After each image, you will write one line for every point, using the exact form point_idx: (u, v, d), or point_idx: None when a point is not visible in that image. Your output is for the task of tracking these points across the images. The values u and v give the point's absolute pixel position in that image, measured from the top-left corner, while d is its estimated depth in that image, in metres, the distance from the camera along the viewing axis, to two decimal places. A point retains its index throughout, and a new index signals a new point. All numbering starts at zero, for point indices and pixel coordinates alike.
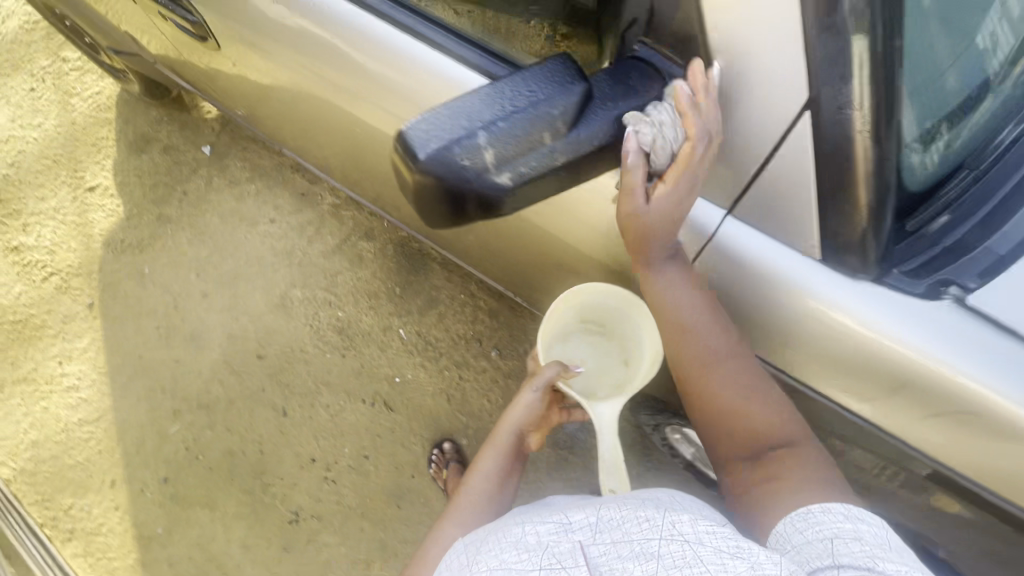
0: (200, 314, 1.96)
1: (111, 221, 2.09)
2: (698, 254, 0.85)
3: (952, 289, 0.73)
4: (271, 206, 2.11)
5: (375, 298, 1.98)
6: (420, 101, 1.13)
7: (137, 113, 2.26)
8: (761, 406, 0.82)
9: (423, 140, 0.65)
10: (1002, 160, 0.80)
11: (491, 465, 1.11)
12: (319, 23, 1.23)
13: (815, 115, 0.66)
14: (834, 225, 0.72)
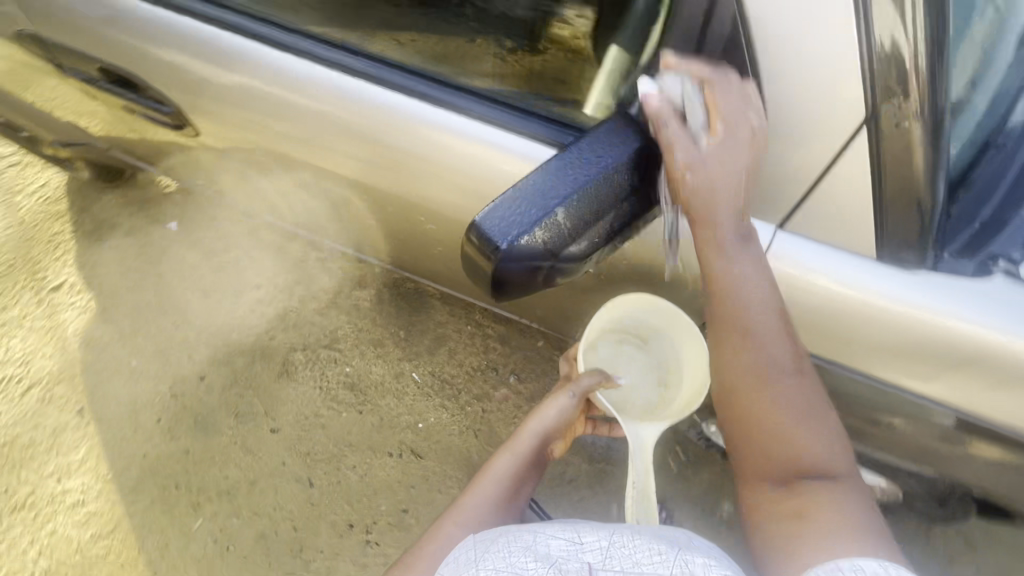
0: (201, 398, 1.87)
1: (85, 318, 1.97)
2: None
3: (1000, 263, 0.78)
4: (253, 272, 2.03)
5: (381, 346, 1.93)
6: (417, 152, 1.11)
7: (90, 200, 2.14)
8: (810, 433, 0.78)
9: (504, 227, 0.66)
10: (1017, 126, 0.85)
11: (507, 465, 1.07)
12: (291, 92, 1.15)
13: (873, 130, 0.70)
14: (893, 227, 0.76)
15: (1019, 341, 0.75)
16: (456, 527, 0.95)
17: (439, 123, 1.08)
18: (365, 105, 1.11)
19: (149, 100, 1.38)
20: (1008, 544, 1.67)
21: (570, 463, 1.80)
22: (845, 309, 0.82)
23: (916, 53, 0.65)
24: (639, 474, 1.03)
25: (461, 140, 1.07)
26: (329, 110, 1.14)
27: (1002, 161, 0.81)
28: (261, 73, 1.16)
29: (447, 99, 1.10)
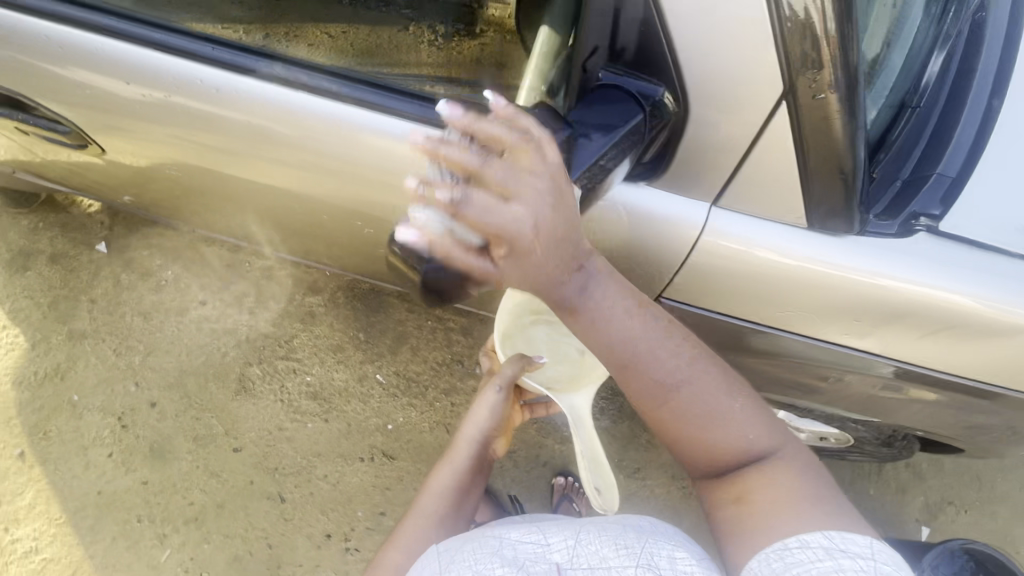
0: (154, 425, 1.78)
1: (15, 355, 1.83)
2: (688, 254, 0.85)
3: (922, 221, 0.81)
4: (196, 288, 1.93)
5: (340, 351, 1.88)
6: (345, 155, 1.05)
7: (4, 227, 1.97)
8: (725, 426, 0.78)
9: (422, 232, 0.62)
10: (930, 87, 0.89)
11: (447, 479, 1.12)
12: (208, 100, 1.07)
13: (792, 103, 0.69)
14: (819, 196, 0.77)
15: (938, 291, 0.80)
16: (400, 550, 1.00)
17: (369, 126, 1.02)
18: (286, 111, 1.04)
19: (39, 120, 1.29)
20: (951, 470, 1.80)
21: (543, 446, 1.82)
22: (784, 279, 0.83)
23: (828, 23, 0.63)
24: (585, 446, 1.13)
25: (395, 144, 1.01)
26: (250, 118, 1.06)
27: (915, 123, 0.86)
28: (171, 82, 1.06)
29: (375, 101, 1.02)
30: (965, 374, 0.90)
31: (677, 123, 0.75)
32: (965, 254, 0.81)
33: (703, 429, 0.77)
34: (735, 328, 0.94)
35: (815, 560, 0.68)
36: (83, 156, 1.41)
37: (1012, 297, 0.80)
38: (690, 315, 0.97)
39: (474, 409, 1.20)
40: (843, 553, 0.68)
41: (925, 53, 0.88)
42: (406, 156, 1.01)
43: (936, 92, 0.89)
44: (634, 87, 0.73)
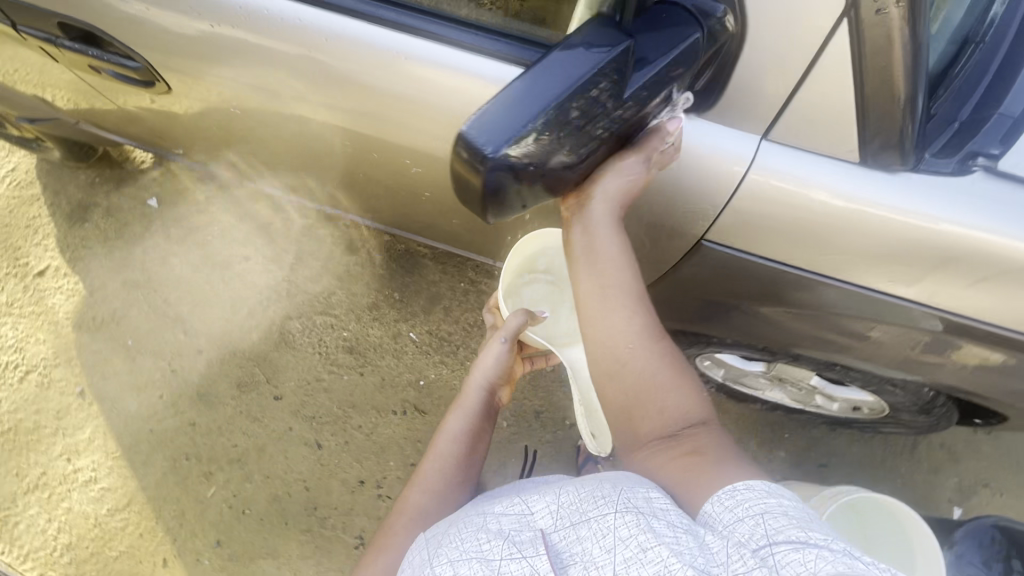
0: (201, 371, 1.88)
1: (75, 301, 1.95)
2: (742, 179, 0.84)
3: (980, 160, 0.81)
4: (241, 244, 2.01)
5: (375, 309, 1.94)
6: (397, 90, 1.09)
7: (64, 181, 2.08)
8: (673, 390, 0.79)
9: (485, 137, 0.66)
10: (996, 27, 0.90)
11: (460, 423, 1.13)
12: (269, 36, 1.11)
13: (854, 20, 0.69)
14: (875, 127, 0.77)
15: (995, 233, 0.78)
16: (423, 492, 1.03)
17: (423, 59, 1.05)
18: (347, 44, 1.08)
19: (114, 56, 1.29)
20: (987, 452, 1.76)
21: (570, 408, 1.85)
22: (834, 216, 0.82)
23: None
24: (582, 399, 1.29)
25: (449, 73, 1.04)
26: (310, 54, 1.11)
27: (980, 59, 0.88)
28: (241, 17, 1.11)
29: (433, 31, 1.05)
30: (1017, 330, 0.88)
31: (737, 42, 0.75)
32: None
33: (654, 380, 0.79)
34: (775, 277, 0.93)
35: (765, 497, 0.65)
36: (141, 105, 1.47)
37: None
38: (728, 261, 0.96)
39: (482, 357, 1.20)
40: (781, 492, 0.67)
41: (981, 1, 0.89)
42: (458, 85, 1.04)
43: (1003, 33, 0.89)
44: (693, 5, 0.74)
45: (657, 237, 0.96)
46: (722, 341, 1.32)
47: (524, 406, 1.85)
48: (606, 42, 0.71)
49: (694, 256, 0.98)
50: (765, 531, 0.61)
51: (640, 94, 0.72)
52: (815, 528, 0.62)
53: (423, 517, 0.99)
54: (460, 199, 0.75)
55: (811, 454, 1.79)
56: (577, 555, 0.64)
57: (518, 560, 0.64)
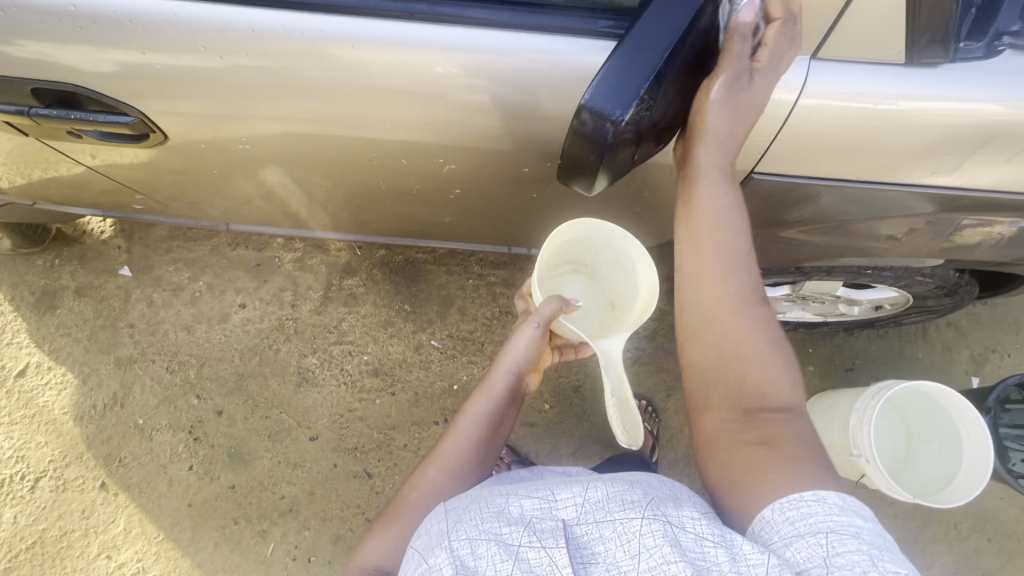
0: (227, 432, 1.79)
1: (68, 393, 1.82)
2: (795, 104, 0.83)
3: (1006, 40, 0.83)
4: (232, 292, 1.91)
5: (391, 325, 1.89)
6: (396, 88, 1.04)
7: (20, 270, 1.91)
8: (766, 368, 0.81)
9: (609, 105, 0.76)
10: None
11: (483, 406, 1.11)
12: (239, 53, 1.02)
13: None
14: (924, 21, 0.78)
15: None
16: (438, 470, 1.03)
17: (428, 45, 1.01)
18: (334, 44, 1.02)
19: (104, 116, 1.13)
20: (988, 319, 1.90)
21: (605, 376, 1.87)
22: (878, 120, 0.84)
23: None
24: (615, 384, 1.06)
25: (459, 56, 1.02)
26: (289, 68, 1.03)
27: None
28: (208, 45, 1.02)
29: (427, 11, 1.00)
30: None
31: None
32: None
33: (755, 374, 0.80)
34: (816, 198, 0.96)
35: (832, 513, 0.67)
36: (102, 168, 1.36)
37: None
38: (771, 191, 0.96)
39: (511, 342, 1.15)
40: (856, 512, 0.68)
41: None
42: (473, 66, 1.02)
43: None
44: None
45: None
46: (752, 274, 1.35)
47: (562, 384, 1.85)
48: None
49: (741, 193, 0.97)
50: (827, 551, 0.64)
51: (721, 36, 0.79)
52: (885, 558, 0.63)
53: (437, 494, 1.00)
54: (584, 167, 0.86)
55: (837, 360, 1.88)
56: (600, 553, 0.68)
57: (538, 549, 0.67)
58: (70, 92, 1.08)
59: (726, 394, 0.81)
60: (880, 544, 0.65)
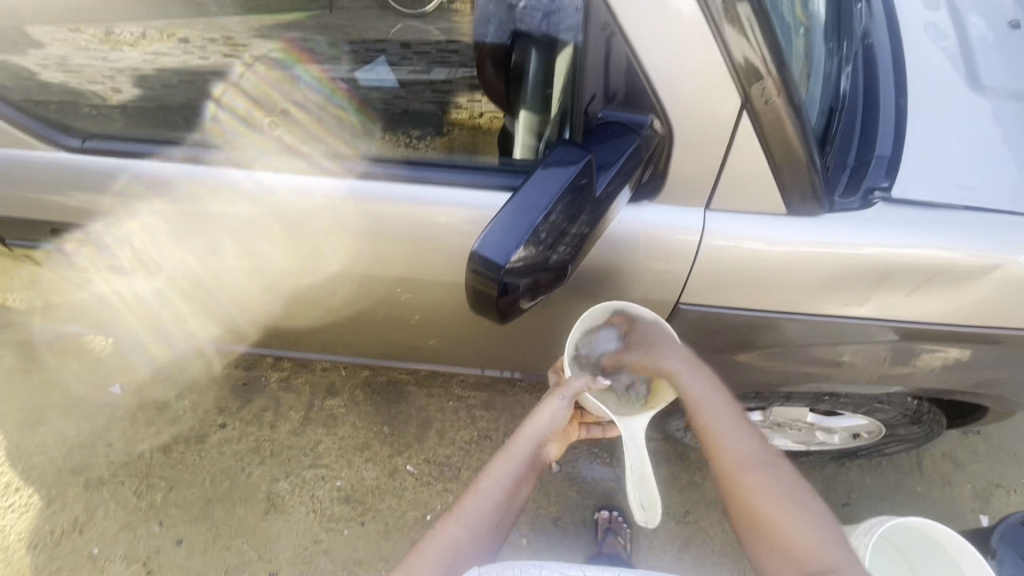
0: (182, 564, 1.69)
1: (28, 517, 1.76)
2: (699, 241, 0.93)
3: (877, 194, 0.92)
4: (214, 411, 1.94)
5: (367, 448, 1.87)
6: (362, 235, 1.15)
7: (14, 386, 1.98)
8: (794, 514, 0.75)
9: (492, 256, 0.69)
10: (876, 84, 1.01)
11: (506, 470, 0.96)
12: (226, 201, 1.16)
13: (750, 111, 0.82)
14: (790, 183, 0.89)
15: (917, 248, 0.89)
16: (462, 528, 0.87)
17: (393, 198, 1.12)
18: (306, 197, 1.13)
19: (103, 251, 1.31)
20: (984, 452, 1.83)
21: (587, 507, 1.77)
22: (783, 259, 0.92)
23: (758, 49, 0.79)
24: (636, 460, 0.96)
25: (415, 207, 1.11)
26: (264, 214, 1.16)
27: (846, 121, 0.99)
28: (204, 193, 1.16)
29: (386, 172, 1.13)
30: (968, 326, 0.98)
31: (666, 142, 0.86)
32: (923, 212, 0.90)
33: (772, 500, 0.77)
34: (748, 330, 1.03)
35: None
36: (104, 294, 1.47)
37: (989, 242, 0.89)
38: (701, 321, 1.04)
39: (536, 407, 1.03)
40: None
41: (835, 70, 1.02)
42: (415, 218, 1.12)
43: (876, 83, 1.02)
44: (626, 119, 0.84)
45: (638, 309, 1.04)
46: None
47: (541, 517, 1.75)
48: (574, 156, 0.77)
49: (674, 322, 1.05)
50: None
51: (607, 196, 0.78)
52: None
53: (456, 554, 0.84)
54: (474, 306, 0.76)
55: (830, 495, 1.78)
56: None
57: None
58: (81, 230, 1.25)
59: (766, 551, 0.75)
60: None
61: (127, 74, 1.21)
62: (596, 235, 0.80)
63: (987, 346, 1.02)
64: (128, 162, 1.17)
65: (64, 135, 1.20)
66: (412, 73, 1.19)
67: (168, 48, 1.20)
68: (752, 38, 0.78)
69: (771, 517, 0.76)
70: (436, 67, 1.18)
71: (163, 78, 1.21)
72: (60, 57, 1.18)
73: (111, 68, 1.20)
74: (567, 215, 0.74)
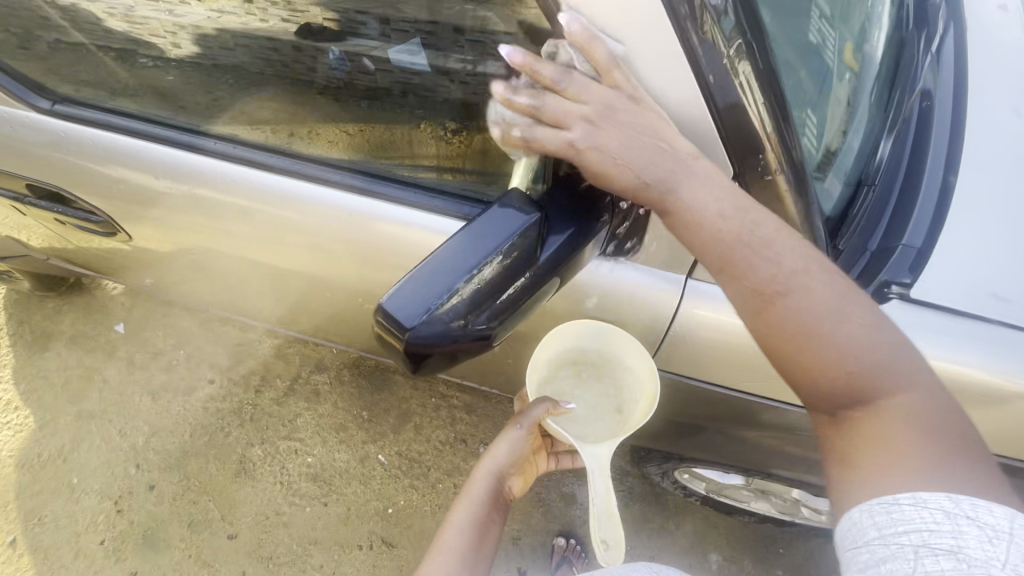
0: (150, 510, 1.74)
1: (20, 437, 1.85)
2: (677, 309, 0.90)
3: (893, 290, 0.79)
4: (206, 366, 1.97)
5: (343, 430, 1.87)
6: (349, 241, 1.13)
7: (32, 310, 2.08)
8: (843, 336, 0.62)
9: (404, 313, 0.62)
10: (923, 156, 0.88)
11: (467, 516, 0.86)
12: (216, 186, 1.16)
13: (743, 186, 0.73)
14: None
15: (930, 359, 0.77)
16: None
17: (379, 213, 1.10)
18: (286, 194, 1.13)
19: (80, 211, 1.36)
20: None
21: (551, 531, 1.72)
22: None
23: (758, 106, 0.70)
24: (597, 491, 0.81)
25: (400, 227, 1.09)
26: (254, 203, 1.15)
27: (875, 201, 0.87)
28: (193, 177, 1.17)
29: (371, 189, 1.11)
30: (978, 445, 0.87)
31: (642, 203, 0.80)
32: (944, 319, 0.78)
33: (816, 336, 0.62)
34: (727, 398, 1.00)
35: (931, 521, 0.52)
36: (106, 245, 1.49)
37: (1016, 364, 0.77)
38: (680, 381, 1.03)
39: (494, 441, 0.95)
40: (969, 519, 0.52)
41: (874, 136, 0.91)
42: (399, 235, 1.09)
43: (923, 156, 0.88)
44: None
45: None
46: (693, 458, 1.30)
47: (501, 533, 1.71)
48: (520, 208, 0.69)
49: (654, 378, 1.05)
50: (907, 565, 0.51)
51: (550, 260, 0.70)
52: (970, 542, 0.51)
53: None
54: (381, 347, 0.68)
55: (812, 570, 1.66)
56: None
57: None
58: (83, 182, 1.26)
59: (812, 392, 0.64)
60: (993, 562, 0.49)
61: (188, 30, 1.10)
62: (532, 296, 0.73)
63: (1002, 468, 0.90)
64: (113, 135, 1.18)
65: (33, 94, 1.21)
66: (459, 61, 0.98)
67: (231, 5, 1.06)
68: (749, 95, 0.70)
69: (848, 378, 0.62)
70: (485, 59, 0.95)
71: (223, 39, 1.09)
72: (127, 6, 1.10)
73: (175, 23, 1.10)
74: (498, 277, 0.66)
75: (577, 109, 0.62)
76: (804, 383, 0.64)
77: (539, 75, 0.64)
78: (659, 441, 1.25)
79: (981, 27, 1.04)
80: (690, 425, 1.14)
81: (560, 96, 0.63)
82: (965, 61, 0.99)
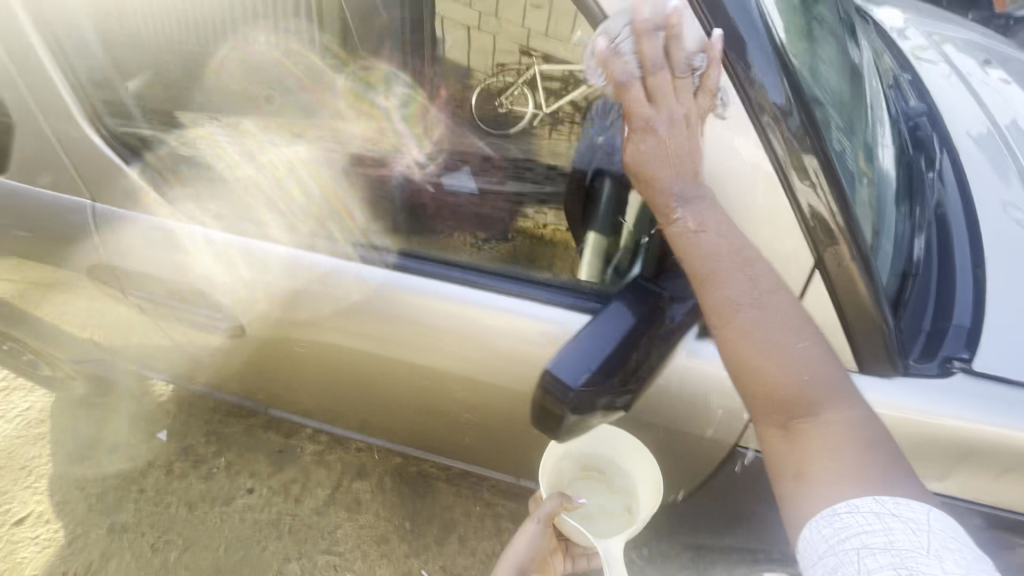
0: None
1: (49, 553, 1.78)
2: None
3: (956, 364, 0.91)
4: (246, 474, 1.94)
5: (384, 542, 1.80)
6: (449, 326, 1.17)
7: (78, 418, 2.10)
8: (799, 363, 0.72)
9: (566, 376, 0.87)
10: (950, 252, 1.03)
11: None
12: (310, 281, 1.21)
13: (824, 272, 0.85)
14: (865, 346, 0.89)
15: (998, 425, 0.87)
16: None
17: (476, 302, 1.15)
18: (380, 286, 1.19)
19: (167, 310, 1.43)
20: None
21: None
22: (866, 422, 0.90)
23: (827, 200, 0.83)
24: None
25: (500, 314, 1.13)
26: (350, 296, 1.20)
27: (919, 287, 0.99)
28: (290, 272, 1.21)
29: (471, 278, 1.18)
30: None
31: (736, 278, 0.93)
32: (1007, 389, 0.89)
33: (779, 354, 0.72)
34: None
35: (866, 524, 0.63)
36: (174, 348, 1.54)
37: None
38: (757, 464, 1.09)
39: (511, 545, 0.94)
40: (894, 515, 0.63)
41: (908, 235, 1.04)
42: (502, 320, 1.13)
43: (949, 251, 1.03)
44: None
45: (700, 439, 1.08)
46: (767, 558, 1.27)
47: None
48: (642, 295, 0.93)
49: (733, 461, 1.10)
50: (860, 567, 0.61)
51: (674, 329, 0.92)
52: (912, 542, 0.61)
53: None
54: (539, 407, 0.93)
55: None
56: None
57: None
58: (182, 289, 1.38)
59: (766, 407, 0.73)
60: (919, 550, 0.61)
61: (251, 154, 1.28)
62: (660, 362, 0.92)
63: None
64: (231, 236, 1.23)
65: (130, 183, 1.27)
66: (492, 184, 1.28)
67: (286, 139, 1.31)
68: (820, 191, 0.83)
69: (799, 394, 0.71)
70: (511, 180, 1.27)
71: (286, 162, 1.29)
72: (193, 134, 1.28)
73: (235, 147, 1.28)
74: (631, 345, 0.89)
75: (671, 102, 0.73)
76: (758, 395, 0.73)
77: (660, 55, 0.72)
78: (730, 534, 1.24)
79: (967, 154, 1.24)
80: (763, 511, 1.16)
81: (671, 84, 0.73)
82: (965, 180, 1.17)
